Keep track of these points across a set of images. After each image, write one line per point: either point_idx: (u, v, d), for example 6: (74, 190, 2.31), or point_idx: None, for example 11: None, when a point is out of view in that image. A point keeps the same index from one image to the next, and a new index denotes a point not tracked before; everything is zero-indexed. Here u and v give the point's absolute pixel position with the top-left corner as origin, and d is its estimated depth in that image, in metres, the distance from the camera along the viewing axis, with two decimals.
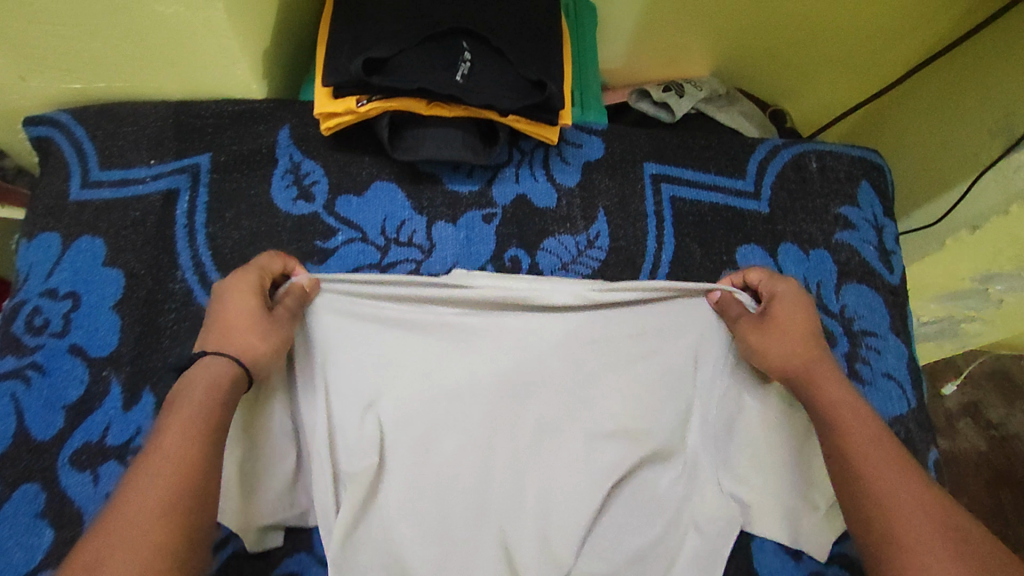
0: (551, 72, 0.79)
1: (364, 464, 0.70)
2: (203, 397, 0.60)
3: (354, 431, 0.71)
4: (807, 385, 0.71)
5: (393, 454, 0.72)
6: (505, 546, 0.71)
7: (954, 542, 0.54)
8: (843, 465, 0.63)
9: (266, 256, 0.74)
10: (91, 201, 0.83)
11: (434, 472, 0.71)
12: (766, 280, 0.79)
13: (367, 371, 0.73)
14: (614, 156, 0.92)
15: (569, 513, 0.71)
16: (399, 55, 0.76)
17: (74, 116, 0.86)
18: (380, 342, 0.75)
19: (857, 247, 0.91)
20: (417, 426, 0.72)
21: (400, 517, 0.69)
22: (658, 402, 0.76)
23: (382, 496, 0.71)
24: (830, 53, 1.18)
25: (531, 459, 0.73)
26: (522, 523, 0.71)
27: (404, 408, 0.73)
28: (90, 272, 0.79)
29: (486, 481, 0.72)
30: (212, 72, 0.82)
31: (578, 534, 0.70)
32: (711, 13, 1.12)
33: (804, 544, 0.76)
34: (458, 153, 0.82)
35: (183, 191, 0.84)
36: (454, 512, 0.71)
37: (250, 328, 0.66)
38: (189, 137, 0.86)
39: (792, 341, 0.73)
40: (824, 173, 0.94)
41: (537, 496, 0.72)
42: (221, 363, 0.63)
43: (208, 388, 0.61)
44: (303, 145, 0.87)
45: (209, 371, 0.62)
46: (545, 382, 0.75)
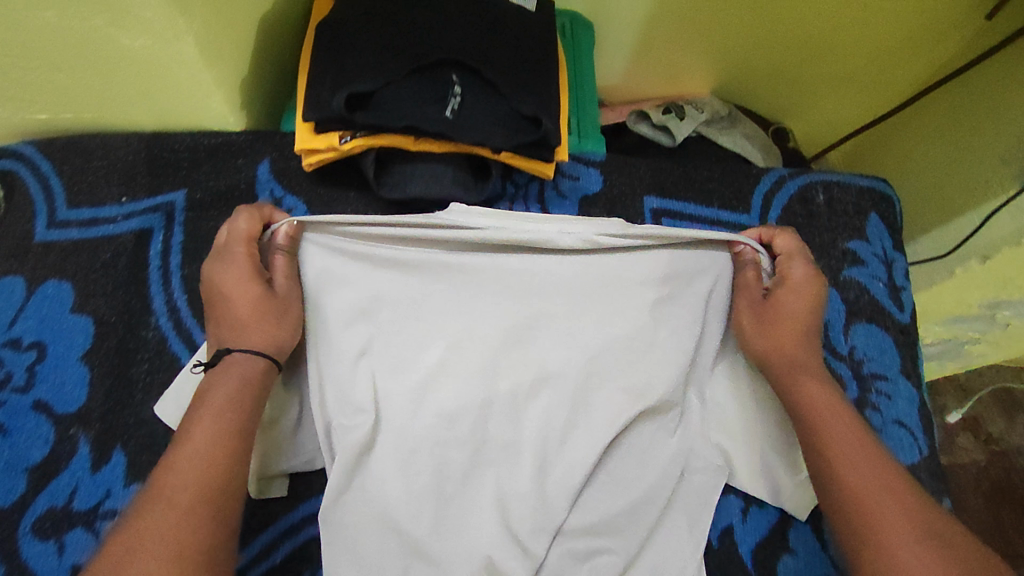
0: (547, 105, 0.74)
1: (359, 419, 0.65)
2: (232, 396, 0.61)
3: (347, 379, 0.67)
4: (785, 378, 0.67)
5: (386, 400, 0.67)
6: (501, 506, 0.66)
7: (934, 545, 0.52)
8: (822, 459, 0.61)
9: (242, 219, 0.69)
10: (58, 242, 0.78)
11: (428, 420, 0.67)
12: (789, 250, 0.73)
13: (365, 316, 0.70)
14: (613, 190, 0.88)
15: (569, 468, 0.67)
16: (384, 88, 0.70)
17: (40, 150, 0.81)
18: (380, 282, 0.71)
19: (866, 284, 0.87)
20: (412, 373, 0.68)
21: (392, 472, 0.66)
22: (659, 355, 0.71)
23: (378, 448, 0.66)
24: (835, 71, 1.14)
25: (529, 408, 0.69)
26: (520, 480, 0.67)
27: (402, 353, 0.69)
28: (57, 321, 0.75)
29: (483, 435, 0.67)
30: (185, 103, 0.77)
31: (576, 489, 0.67)
32: (713, 30, 1.08)
33: (787, 502, 0.75)
34: (448, 191, 0.77)
35: (157, 230, 0.79)
36: (451, 466, 0.66)
37: (261, 314, 0.65)
38: (163, 172, 0.81)
39: (793, 328, 0.69)
40: (831, 206, 0.90)
41: (537, 449, 0.67)
42: (244, 358, 0.63)
43: (237, 383, 0.62)
44: (284, 180, 0.82)
45: (240, 367, 0.63)
46: (545, 327, 0.71)
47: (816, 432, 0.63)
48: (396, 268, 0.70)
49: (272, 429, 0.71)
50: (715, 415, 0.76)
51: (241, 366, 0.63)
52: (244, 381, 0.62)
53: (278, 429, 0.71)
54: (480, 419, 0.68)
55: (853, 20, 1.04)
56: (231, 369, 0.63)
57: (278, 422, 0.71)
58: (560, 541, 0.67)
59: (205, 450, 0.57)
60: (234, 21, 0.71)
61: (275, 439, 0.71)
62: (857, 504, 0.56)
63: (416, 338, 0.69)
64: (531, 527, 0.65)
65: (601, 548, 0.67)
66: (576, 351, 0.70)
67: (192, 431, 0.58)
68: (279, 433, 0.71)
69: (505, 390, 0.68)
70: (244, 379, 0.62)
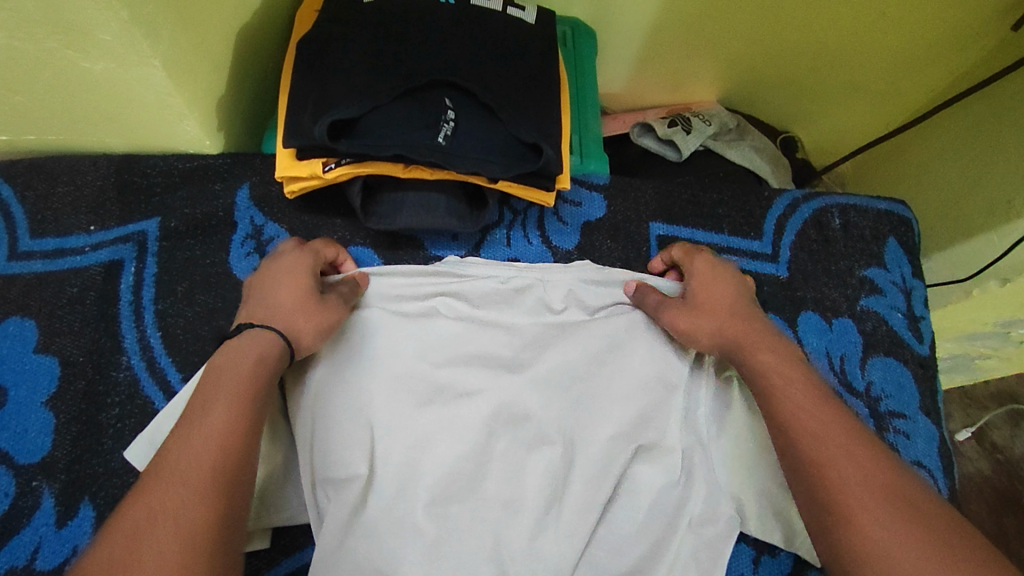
0: (547, 130, 0.69)
1: (355, 471, 0.64)
2: (246, 377, 0.56)
3: (342, 432, 0.65)
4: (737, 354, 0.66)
5: (384, 451, 0.65)
6: (500, 558, 0.63)
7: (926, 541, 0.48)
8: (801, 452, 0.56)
9: (320, 241, 0.71)
10: (21, 275, 0.72)
11: (426, 473, 0.65)
12: (682, 257, 0.75)
13: (362, 365, 0.68)
14: (617, 216, 0.83)
15: (572, 519, 0.65)
16: (372, 112, 0.65)
17: (2, 174, 0.75)
18: (381, 326, 0.70)
19: (883, 315, 0.82)
20: (410, 428, 0.66)
21: (388, 531, 0.63)
22: (649, 396, 0.71)
23: (374, 505, 0.63)
24: (849, 81, 1.08)
25: (526, 455, 0.67)
26: (520, 534, 0.64)
27: (401, 404, 0.67)
28: (21, 363, 0.69)
29: (480, 483, 0.66)
30: (158, 127, 0.71)
31: (580, 538, 0.65)
32: (721, 39, 1.02)
33: (800, 550, 0.68)
34: (442, 222, 0.72)
35: (128, 261, 0.74)
36: (451, 521, 0.64)
37: (305, 304, 0.63)
38: (135, 199, 0.75)
39: (717, 321, 0.68)
40: (847, 231, 0.85)
41: (538, 497, 0.65)
42: (264, 339, 0.59)
43: (253, 365, 0.57)
44: (265, 206, 0.77)
45: (258, 346, 0.59)
46: (541, 374, 0.70)
47: (771, 399, 0.61)
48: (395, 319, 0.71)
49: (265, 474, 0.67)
50: (720, 456, 0.71)
51: (256, 346, 0.59)
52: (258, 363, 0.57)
53: (270, 477, 0.67)
54: (480, 471, 0.66)
55: (869, 28, 0.98)
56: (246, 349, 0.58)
57: (268, 469, 0.67)
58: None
59: (218, 434, 0.52)
60: (207, 39, 0.65)
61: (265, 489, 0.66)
62: (821, 474, 0.54)
63: (414, 390, 0.68)
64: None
65: None
66: (570, 399, 0.70)
67: (203, 413, 0.53)
68: (270, 481, 0.67)
69: (504, 441, 0.68)
70: (259, 360, 0.58)
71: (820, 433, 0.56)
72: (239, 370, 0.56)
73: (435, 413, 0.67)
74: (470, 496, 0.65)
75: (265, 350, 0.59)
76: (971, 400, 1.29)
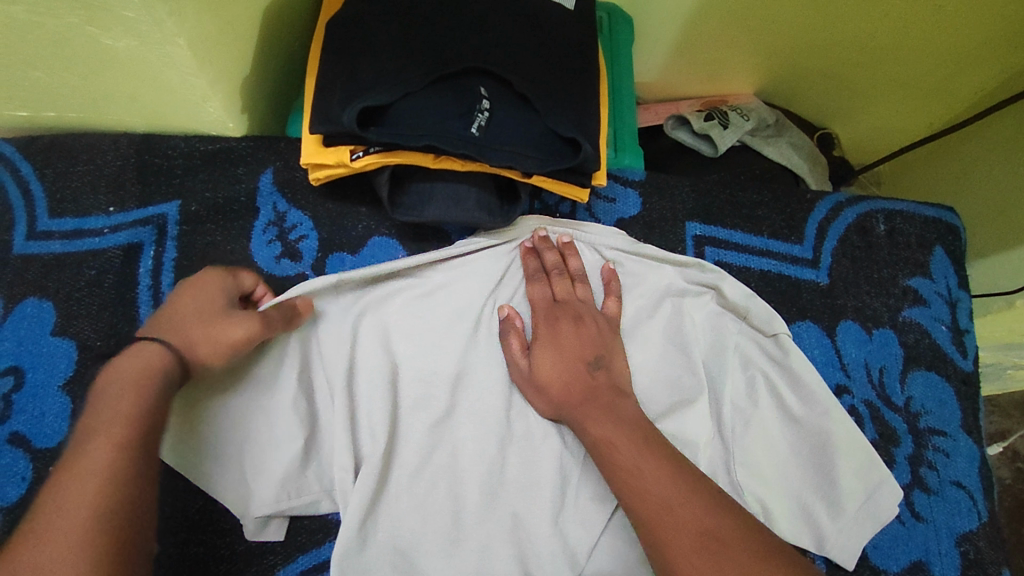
0: (586, 124, 0.66)
1: (375, 450, 0.63)
2: (133, 405, 0.50)
3: (363, 409, 0.65)
4: (589, 409, 0.62)
5: (407, 435, 0.66)
6: (518, 543, 0.64)
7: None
8: (676, 496, 0.53)
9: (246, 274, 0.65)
10: (39, 255, 0.71)
11: (443, 456, 0.65)
12: (542, 313, 0.68)
13: (378, 340, 0.67)
14: (652, 214, 0.80)
15: (586, 507, 0.65)
16: (403, 99, 0.62)
17: (20, 150, 0.73)
18: (402, 307, 0.68)
19: (927, 327, 0.79)
20: (431, 409, 0.66)
21: (406, 512, 0.64)
22: (671, 377, 0.71)
23: (393, 484, 0.64)
24: (893, 78, 1.03)
25: (541, 441, 0.66)
26: (541, 518, 0.64)
27: (421, 383, 0.67)
28: (38, 345, 0.68)
29: (498, 472, 0.65)
30: (178, 107, 0.69)
31: (597, 524, 0.64)
32: (763, 30, 0.97)
33: (832, 552, 0.68)
34: (470, 216, 0.69)
35: (147, 245, 0.72)
36: (469, 507, 0.64)
37: (208, 321, 0.57)
38: (155, 180, 0.73)
39: (562, 385, 0.64)
40: (892, 238, 0.82)
41: (554, 483, 0.65)
42: (153, 350, 0.54)
43: (138, 388, 0.52)
44: (289, 192, 0.75)
45: (144, 361, 0.53)
46: None
47: (603, 449, 0.59)
48: (418, 304, 0.69)
49: (236, 422, 0.63)
50: (747, 457, 0.69)
51: (146, 360, 0.54)
52: (140, 383, 0.52)
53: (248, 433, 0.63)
54: (499, 453, 0.66)
55: (919, 24, 0.93)
56: (128, 363, 0.53)
57: (249, 427, 0.63)
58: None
59: (103, 471, 0.47)
60: (234, 18, 0.62)
61: (237, 439, 0.63)
62: (649, 530, 0.52)
63: (435, 375, 0.67)
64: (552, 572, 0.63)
65: None
66: None
67: (90, 443, 0.48)
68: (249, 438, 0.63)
69: (522, 430, 0.67)
70: (147, 378, 0.52)
71: (669, 476, 0.54)
72: (125, 395, 0.51)
73: (455, 393, 0.67)
74: (490, 477, 0.65)
75: (155, 365, 0.53)
76: (995, 407, 1.20)
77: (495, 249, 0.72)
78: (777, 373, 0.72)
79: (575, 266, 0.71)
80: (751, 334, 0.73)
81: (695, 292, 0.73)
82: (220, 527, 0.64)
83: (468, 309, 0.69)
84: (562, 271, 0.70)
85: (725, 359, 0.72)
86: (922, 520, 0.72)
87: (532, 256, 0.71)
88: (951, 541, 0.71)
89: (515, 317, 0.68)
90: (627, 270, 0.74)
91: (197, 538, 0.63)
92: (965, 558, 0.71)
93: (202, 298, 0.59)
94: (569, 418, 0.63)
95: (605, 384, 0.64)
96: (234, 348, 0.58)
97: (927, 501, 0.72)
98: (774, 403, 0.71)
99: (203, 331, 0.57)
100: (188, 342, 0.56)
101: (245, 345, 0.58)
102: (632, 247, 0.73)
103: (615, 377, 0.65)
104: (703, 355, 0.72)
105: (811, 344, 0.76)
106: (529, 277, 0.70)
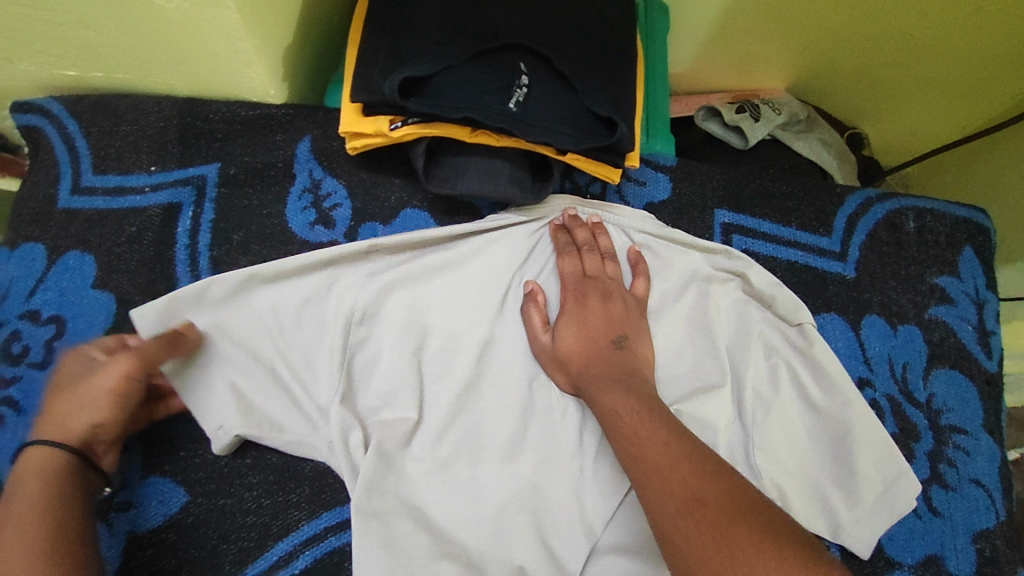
0: (622, 104, 0.66)
1: (401, 413, 0.66)
2: (37, 482, 0.54)
3: (387, 371, 0.67)
4: (599, 383, 0.63)
5: (429, 401, 0.67)
6: (535, 514, 0.65)
7: (766, 548, 0.45)
8: (669, 460, 0.54)
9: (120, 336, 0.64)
10: (82, 210, 0.73)
11: (464, 424, 0.67)
12: (569, 289, 0.69)
13: (407, 308, 0.69)
14: (681, 199, 0.80)
15: (603, 484, 0.66)
16: (443, 72, 0.63)
17: (67, 107, 0.75)
18: (427, 279, 0.70)
19: (953, 326, 0.79)
20: (455, 376, 0.68)
21: (426, 475, 0.65)
22: (694, 358, 0.71)
23: (415, 448, 0.66)
24: (928, 79, 1.01)
25: (558, 420, 0.67)
26: (560, 488, 0.65)
27: (446, 349, 0.69)
28: (79, 296, 0.70)
29: (516, 443, 0.66)
30: (223, 72, 0.70)
31: (614, 499, 0.65)
32: (799, 22, 0.97)
33: (846, 541, 0.68)
34: (504, 191, 0.69)
35: (186, 205, 0.74)
36: (485, 477, 0.65)
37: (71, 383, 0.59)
38: (196, 142, 0.75)
39: (582, 358, 0.65)
40: (922, 236, 0.81)
41: (570, 458, 0.66)
42: (40, 452, 0.56)
43: (37, 482, 0.54)
44: (325, 160, 0.76)
45: (33, 467, 0.55)
46: None
47: (609, 419, 0.60)
48: (444, 276, 0.70)
49: (239, 352, 0.66)
50: (764, 444, 0.70)
51: (33, 464, 0.55)
52: (40, 478, 0.54)
53: (249, 367, 0.66)
54: (520, 423, 0.67)
55: (961, 19, 0.91)
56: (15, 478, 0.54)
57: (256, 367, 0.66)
58: (595, 558, 0.65)
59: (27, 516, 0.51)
60: None
61: (239, 371, 0.66)
62: (645, 493, 0.53)
63: (458, 346, 0.69)
64: (567, 541, 0.64)
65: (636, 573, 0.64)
66: None
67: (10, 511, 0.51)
68: (249, 373, 0.66)
69: (543, 405, 0.68)
70: (42, 476, 0.54)
71: (668, 445, 0.55)
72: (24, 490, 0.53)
73: (480, 361, 0.68)
74: (511, 445, 0.66)
75: (49, 463, 0.55)
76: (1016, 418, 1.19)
77: (524, 226, 0.73)
78: (802, 364, 0.72)
79: (605, 244, 0.72)
80: (776, 323, 0.73)
81: (722, 278, 0.74)
82: (247, 481, 0.66)
83: (497, 282, 0.71)
84: (592, 249, 0.71)
85: (748, 346, 0.72)
86: (940, 515, 0.72)
87: (561, 233, 0.73)
88: (967, 538, 0.71)
89: (538, 292, 0.69)
90: (656, 254, 0.74)
91: (224, 490, 0.66)
92: (982, 555, 0.71)
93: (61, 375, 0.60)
94: (580, 390, 0.64)
95: (622, 358, 0.65)
96: (117, 395, 0.59)
97: (945, 497, 0.73)
98: (795, 391, 0.72)
99: (70, 402, 0.58)
100: (69, 423, 0.57)
101: (128, 382, 0.59)
102: (660, 231, 0.74)
103: (635, 358, 0.66)
104: (728, 341, 0.72)
105: (835, 336, 0.76)
106: (560, 251, 0.72)
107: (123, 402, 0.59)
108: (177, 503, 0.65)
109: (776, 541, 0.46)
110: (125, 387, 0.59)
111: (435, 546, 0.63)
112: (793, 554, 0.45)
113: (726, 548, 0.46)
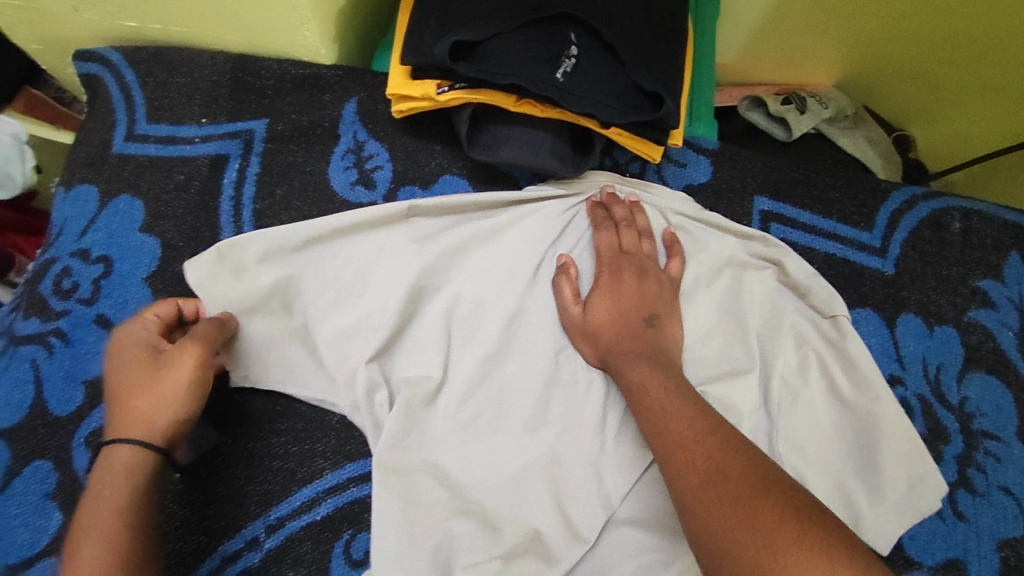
0: (668, 80, 0.66)
1: (426, 373, 0.67)
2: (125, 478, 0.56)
3: (416, 331, 0.69)
4: (620, 356, 0.63)
5: (456, 362, 0.68)
6: (554, 482, 0.65)
7: (786, 517, 0.46)
8: (692, 434, 0.54)
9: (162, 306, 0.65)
10: (135, 156, 0.76)
11: (491, 388, 0.68)
12: (604, 263, 0.69)
13: (441, 273, 0.70)
14: (721, 183, 0.80)
15: (624, 458, 0.66)
16: (493, 39, 0.63)
17: (126, 56, 0.77)
18: (463, 247, 0.70)
19: (992, 330, 0.77)
20: (483, 341, 0.68)
21: (448, 434, 0.66)
22: (725, 342, 0.71)
23: (439, 408, 0.67)
24: (983, 82, 0.97)
25: (583, 393, 0.67)
26: (579, 459, 0.66)
27: (476, 314, 0.69)
28: (127, 238, 0.73)
29: (540, 412, 0.67)
30: (277, 29, 0.72)
31: (634, 473, 0.65)
32: (851, 14, 0.94)
33: (868, 536, 0.67)
34: (544, 162, 0.70)
35: (233, 157, 0.76)
36: (506, 440, 0.66)
37: (146, 377, 0.59)
38: (246, 98, 0.77)
39: (613, 331, 0.65)
40: (967, 237, 0.80)
41: (592, 432, 0.66)
42: (127, 447, 0.57)
43: (126, 476, 0.56)
44: (370, 123, 0.77)
45: (121, 459, 0.57)
46: None
47: (633, 392, 0.60)
48: (479, 245, 0.71)
49: (275, 303, 0.68)
50: (788, 435, 0.69)
51: (120, 458, 0.57)
52: (128, 475, 0.56)
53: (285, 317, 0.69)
54: (544, 392, 0.67)
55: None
56: (102, 472, 0.56)
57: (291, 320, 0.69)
58: (610, 529, 0.66)
59: (106, 516, 0.54)
60: None
61: (275, 320, 0.69)
62: (670, 464, 0.53)
63: (489, 312, 0.69)
64: (584, 510, 0.65)
65: (652, 546, 0.64)
66: None
67: (94, 500, 0.55)
68: (282, 322, 0.69)
69: (569, 378, 0.68)
70: (129, 470, 0.56)
71: (693, 420, 0.55)
72: (110, 488, 0.55)
73: (509, 329, 0.69)
74: (535, 414, 0.67)
75: (137, 457, 0.57)
76: None
77: (562, 200, 0.74)
78: (834, 356, 0.71)
79: (642, 222, 0.72)
80: (809, 314, 0.73)
81: (758, 265, 0.73)
82: (276, 428, 0.68)
83: (531, 254, 0.71)
84: (629, 226, 0.71)
85: (779, 334, 0.71)
86: (965, 520, 0.71)
87: (599, 209, 0.73)
88: (992, 545, 0.70)
89: (571, 265, 0.69)
90: (693, 235, 0.74)
91: (253, 435, 0.68)
92: (1007, 564, 0.69)
93: (133, 360, 0.60)
94: (605, 361, 0.65)
95: (651, 334, 0.65)
96: (192, 391, 0.60)
97: (971, 502, 0.71)
98: (823, 383, 0.71)
99: (154, 398, 0.58)
100: (155, 418, 0.58)
101: (202, 373, 0.61)
102: (698, 214, 0.74)
103: (663, 337, 0.66)
104: (758, 328, 0.72)
105: (869, 332, 0.75)
106: (597, 225, 0.72)
107: (199, 391, 0.61)
108: (209, 443, 0.67)
109: (797, 514, 0.46)
110: (202, 375, 0.61)
111: (452, 504, 0.65)
112: (815, 525, 0.45)
113: (746, 521, 0.46)
